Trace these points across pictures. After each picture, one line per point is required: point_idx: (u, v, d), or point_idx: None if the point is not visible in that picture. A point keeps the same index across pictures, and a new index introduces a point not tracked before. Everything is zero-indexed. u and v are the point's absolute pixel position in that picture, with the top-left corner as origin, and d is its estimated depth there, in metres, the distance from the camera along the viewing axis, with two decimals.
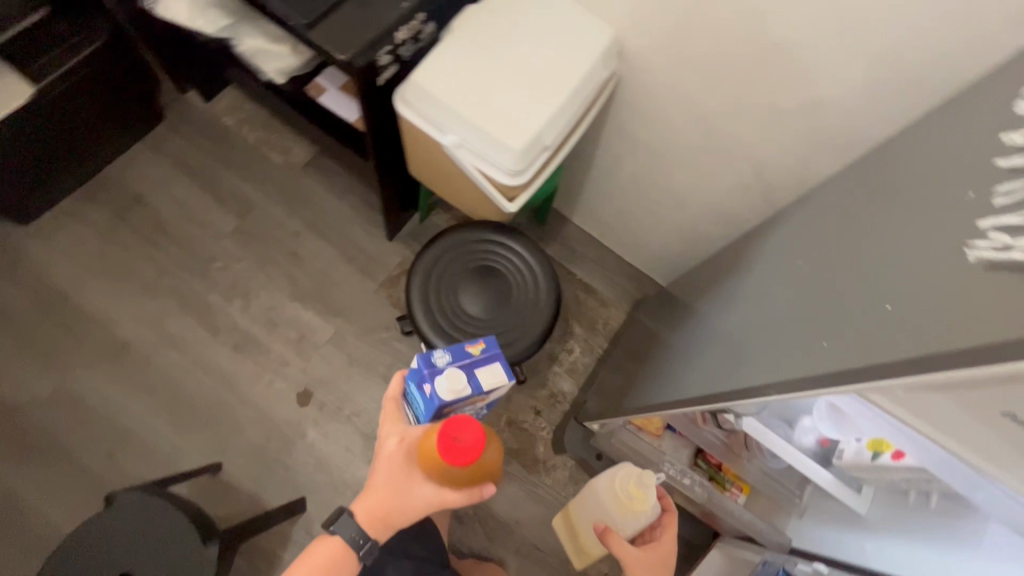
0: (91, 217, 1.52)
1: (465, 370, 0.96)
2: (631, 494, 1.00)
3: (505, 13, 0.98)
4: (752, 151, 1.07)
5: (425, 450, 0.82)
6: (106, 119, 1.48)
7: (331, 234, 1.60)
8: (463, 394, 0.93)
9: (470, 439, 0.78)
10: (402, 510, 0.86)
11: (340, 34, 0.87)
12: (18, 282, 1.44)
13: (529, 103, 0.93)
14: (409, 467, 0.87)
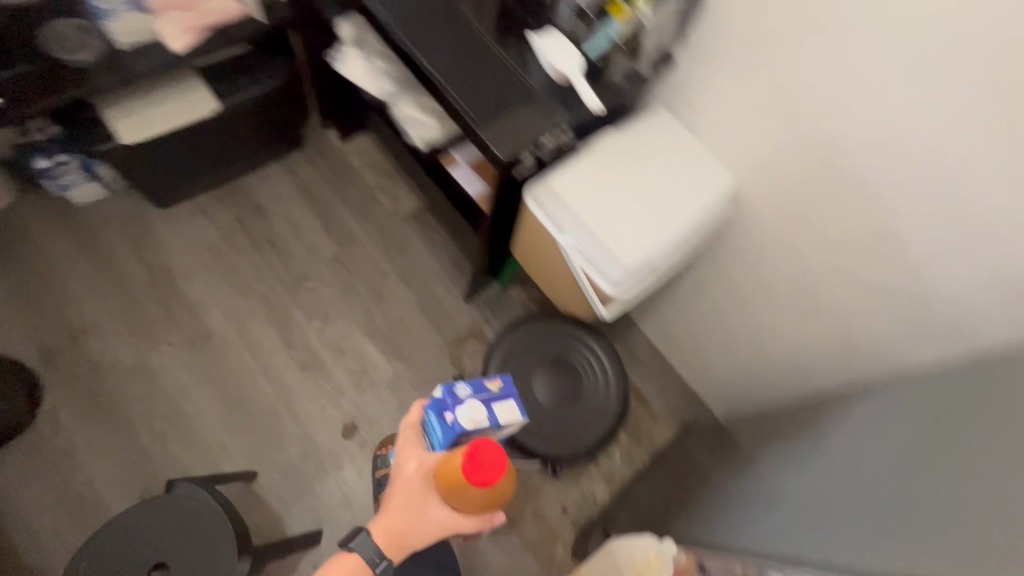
0: (217, 215, 1.69)
1: (485, 404, 0.98)
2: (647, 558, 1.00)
3: (641, 142, 1.07)
4: (845, 319, 1.10)
5: (446, 475, 0.85)
6: (257, 137, 1.65)
7: (415, 283, 1.70)
8: (482, 426, 0.95)
9: (494, 462, 0.80)
10: (417, 531, 0.87)
11: (502, 134, 0.96)
12: (139, 255, 1.59)
13: (649, 228, 1.00)
14: (427, 489, 0.89)
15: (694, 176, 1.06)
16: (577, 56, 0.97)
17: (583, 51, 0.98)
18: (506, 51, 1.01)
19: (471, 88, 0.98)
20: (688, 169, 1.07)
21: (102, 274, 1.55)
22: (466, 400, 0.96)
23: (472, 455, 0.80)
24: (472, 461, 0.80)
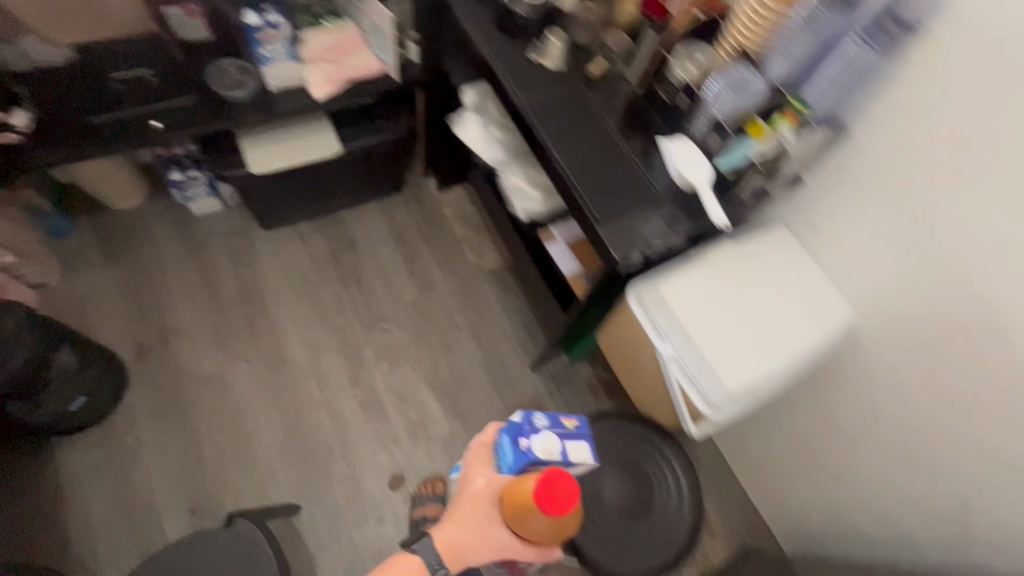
0: (313, 243, 1.77)
1: (559, 438, 0.89)
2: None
3: (760, 258, 1.02)
4: (963, 490, 0.97)
5: (512, 502, 0.80)
6: (365, 178, 1.73)
7: (485, 342, 1.69)
8: (553, 460, 0.86)
9: (562, 498, 0.76)
10: (478, 551, 0.84)
11: (618, 235, 0.94)
12: (237, 270, 1.67)
13: (757, 355, 0.94)
14: (492, 509, 0.86)
15: (813, 307, 0.99)
16: (709, 172, 0.96)
17: (715, 167, 0.97)
18: (633, 153, 1.02)
19: (596, 183, 0.97)
20: (806, 297, 1.00)
21: (201, 283, 1.64)
22: (541, 431, 0.87)
23: (540, 485, 0.76)
24: (539, 490, 0.76)
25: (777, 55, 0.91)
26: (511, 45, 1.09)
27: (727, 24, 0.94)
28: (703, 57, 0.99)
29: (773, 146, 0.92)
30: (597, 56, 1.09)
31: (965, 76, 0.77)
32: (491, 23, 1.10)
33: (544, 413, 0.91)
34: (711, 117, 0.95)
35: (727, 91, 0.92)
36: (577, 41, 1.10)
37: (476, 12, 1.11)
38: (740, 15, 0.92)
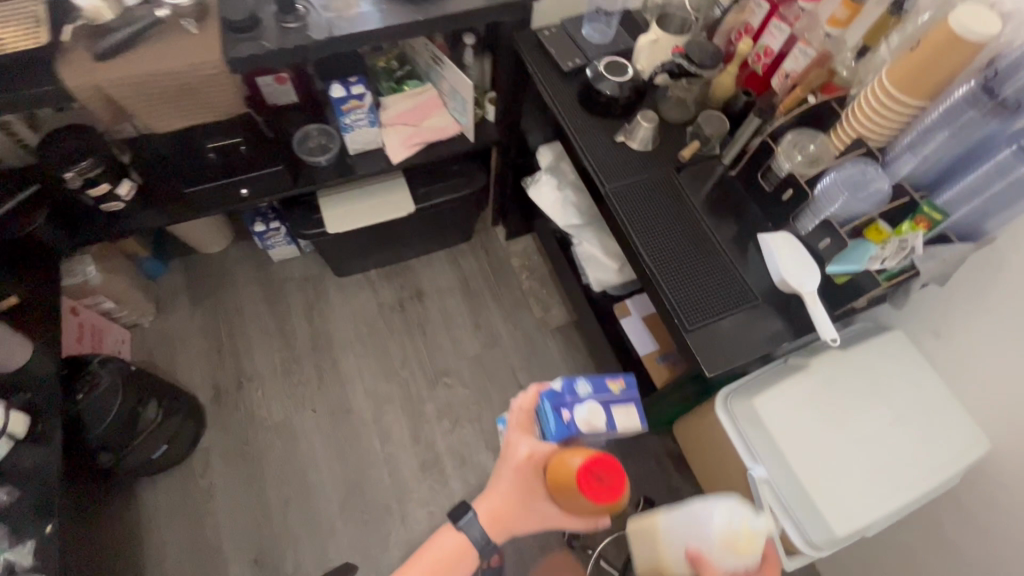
0: (381, 291, 1.79)
1: (604, 405, 0.89)
2: (737, 530, 0.69)
3: (869, 372, 0.90)
4: None
5: (559, 484, 0.73)
6: (434, 230, 1.74)
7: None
8: (601, 427, 0.86)
9: (611, 482, 0.71)
10: (526, 523, 0.78)
11: (712, 348, 0.86)
12: (308, 318, 1.72)
13: (869, 491, 0.82)
14: (537, 483, 0.78)
15: (939, 431, 0.86)
16: (814, 273, 0.85)
17: (824, 269, 0.86)
18: (726, 248, 0.93)
19: (683, 284, 0.90)
20: (931, 419, 0.87)
21: (275, 329, 1.69)
22: (585, 400, 0.87)
23: (586, 470, 0.70)
24: (586, 479, 0.70)
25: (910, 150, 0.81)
26: (597, 124, 1.03)
27: (845, 112, 0.86)
28: (816, 146, 0.89)
29: (898, 256, 0.79)
30: (691, 135, 1.01)
31: None
32: (576, 100, 1.06)
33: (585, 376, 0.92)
34: (822, 217, 0.87)
35: (840, 188, 0.83)
36: (669, 119, 1.03)
37: (562, 86, 1.07)
38: (861, 106, 0.83)
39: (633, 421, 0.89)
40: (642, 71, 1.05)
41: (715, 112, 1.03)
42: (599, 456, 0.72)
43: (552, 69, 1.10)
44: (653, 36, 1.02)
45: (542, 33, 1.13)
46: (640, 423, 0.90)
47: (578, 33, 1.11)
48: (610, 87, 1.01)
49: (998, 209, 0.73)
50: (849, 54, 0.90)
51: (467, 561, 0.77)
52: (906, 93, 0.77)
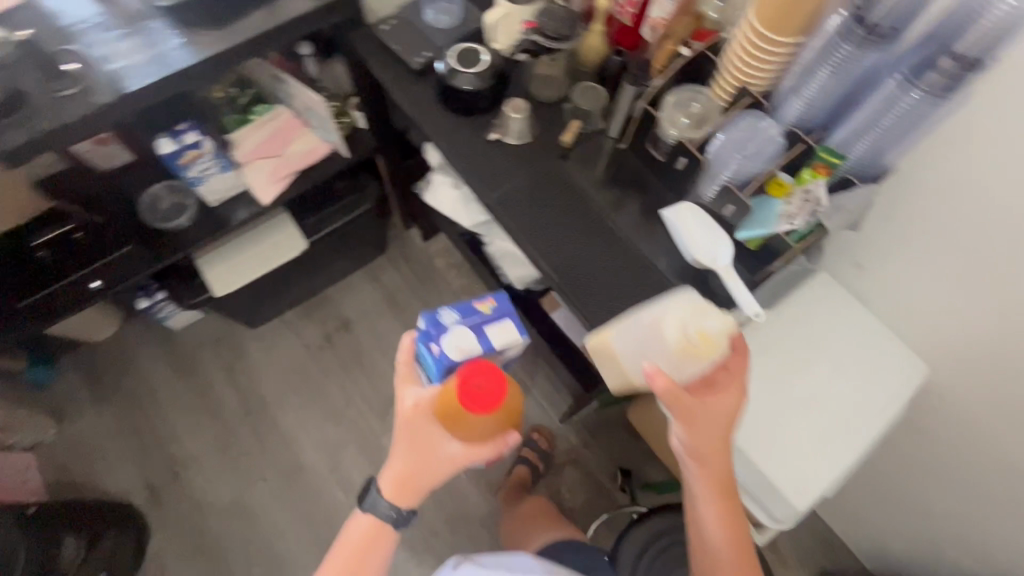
0: (305, 331, 1.65)
1: (476, 330, 0.81)
2: (695, 340, 0.66)
3: (803, 331, 0.86)
4: None
5: (446, 413, 0.72)
6: (343, 254, 1.59)
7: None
8: (478, 351, 0.79)
9: (492, 385, 0.68)
10: (431, 473, 0.76)
11: None
12: (232, 382, 1.57)
13: (822, 455, 0.80)
14: (428, 427, 0.74)
15: (876, 370, 0.85)
16: (725, 246, 0.78)
17: (734, 237, 0.79)
18: (632, 235, 0.86)
19: (594, 289, 0.83)
20: (866, 360, 0.85)
21: (199, 404, 1.54)
22: (452, 329, 0.80)
23: (463, 381, 0.68)
24: (466, 391, 0.68)
25: (794, 94, 0.73)
26: (466, 125, 0.91)
27: (722, 61, 0.77)
28: (700, 103, 0.80)
29: (805, 215, 0.73)
30: (570, 113, 0.91)
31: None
32: (438, 102, 0.93)
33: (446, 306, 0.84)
34: (719, 181, 0.80)
35: (730, 151, 0.77)
36: (541, 99, 0.92)
37: (418, 89, 0.94)
38: (735, 53, 0.74)
39: (511, 335, 0.82)
40: (502, 49, 0.92)
41: (591, 81, 0.92)
42: (474, 363, 0.70)
43: (402, 70, 0.96)
44: (503, 8, 0.89)
45: (381, 28, 0.97)
46: (519, 335, 0.83)
47: (422, 20, 0.96)
48: (468, 78, 0.88)
49: (892, 142, 0.67)
50: None
51: (386, 533, 0.80)
52: (779, 34, 0.68)
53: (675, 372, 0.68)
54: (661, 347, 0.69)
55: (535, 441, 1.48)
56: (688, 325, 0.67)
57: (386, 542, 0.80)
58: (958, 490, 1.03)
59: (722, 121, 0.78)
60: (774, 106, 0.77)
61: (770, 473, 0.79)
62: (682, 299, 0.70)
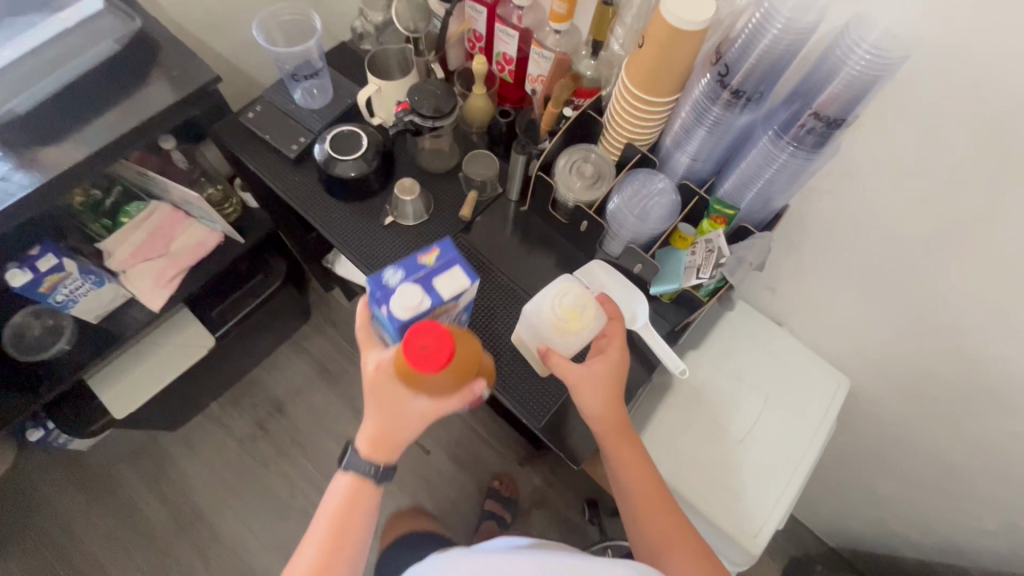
0: (235, 423, 1.53)
1: (422, 285, 0.64)
2: (562, 315, 0.69)
3: (731, 368, 0.87)
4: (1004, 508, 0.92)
5: (402, 367, 0.60)
6: (264, 335, 1.48)
7: (462, 454, 1.52)
8: (426, 307, 0.63)
9: (440, 343, 0.58)
10: (400, 436, 0.64)
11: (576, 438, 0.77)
12: (161, 496, 1.43)
13: (767, 493, 0.81)
14: (389, 387, 0.63)
15: (804, 392, 0.86)
16: (639, 304, 0.77)
17: (648, 292, 0.78)
18: None
19: (516, 371, 0.78)
20: (793, 384, 0.86)
21: (125, 529, 1.40)
22: (399, 289, 0.63)
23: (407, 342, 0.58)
24: (411, 355, 0.57)
25: (677, 149, 0.73)
26: (356, 211, 0.86)
27: (606, 119, 0.76)
28: (592, 165, 0.78)
29: (712, 268, 0.71)
30: (464, 183, 0.87)
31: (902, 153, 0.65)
32: (322, 190, 0.87)
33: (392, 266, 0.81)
34: (622, 239, 0.78)
35: (626, 212, 0.74)
36: (433, 172, 0.88)
37: (298, 179, 0.87)
38: (617, 111, 0.74)
39: (465, 283, 0.66)
40: (383, 122, 0.87)
41: (483, 150, 0.88)
42: (419, 322, 0.58)
43: (277, 159, 0.88)
44: (374, 85, 0.83)
45: (247, 117, 0.90)
46: (474, 283, 0.67)
47: (292, 102, 0.90)
48: (347, 164, 0.82)
49: (774, 192, 0.68)
50: (586, 51, 0.80)
51: (365, 502, 0.66)
52: (653, 96, 0.68)
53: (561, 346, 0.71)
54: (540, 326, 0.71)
55: (498, 489, 1.46)
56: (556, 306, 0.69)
57: (369, 513, 0.67)
58: (895, 474, 1.08)
59: (616, 181, 0.76)
60: (663, 158, 0.76)
61: (720, 523, 0.79)
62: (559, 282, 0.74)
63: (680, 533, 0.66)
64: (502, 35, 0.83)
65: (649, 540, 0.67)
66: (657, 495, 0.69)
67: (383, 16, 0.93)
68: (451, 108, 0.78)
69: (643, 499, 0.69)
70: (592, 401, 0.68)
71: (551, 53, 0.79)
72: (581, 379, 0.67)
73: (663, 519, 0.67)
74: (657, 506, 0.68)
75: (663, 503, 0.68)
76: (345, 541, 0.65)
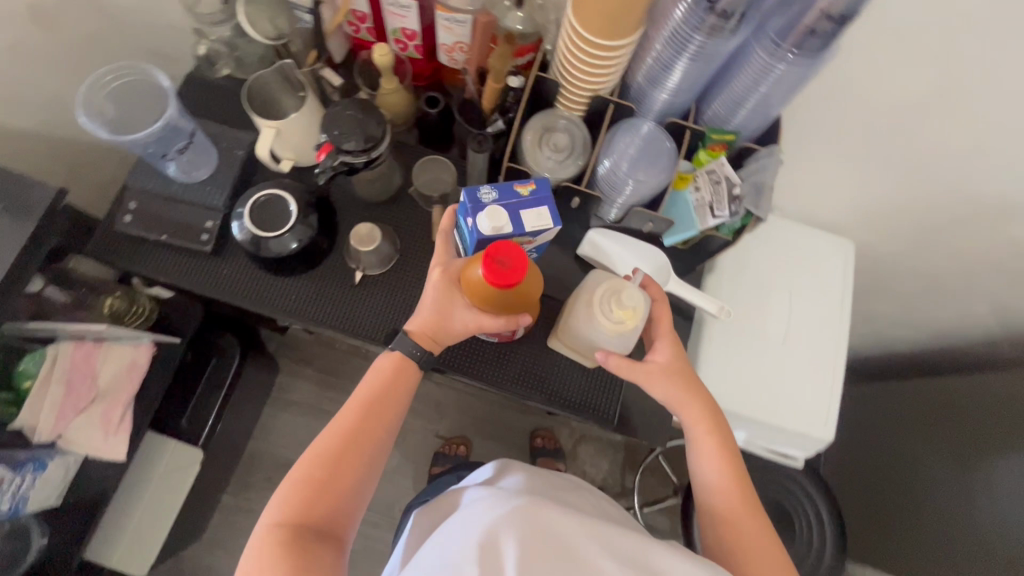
0: (257, 503, 1.41)
1: (509, 211, 0.57)
2: (617, 317, 0.59)
3: (751, 276, 0.86)
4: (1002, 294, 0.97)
5: (471, 278, 0.56)
6: (245, 409, 1.33)
7: (491, 428, 1.44)
8: (505, 235, 0.56)
9: (516, 264, 0.51)
10: (441, 336, 0.61)
11: (648, 421, 0.75)
12: None
13: (819, 380, 0.84)
14: (453, 287, 0.60)
15: (817, 273, 0.87)
16: (663, 263, 0.71)
17: (663, 246, 0.73)
18: (565, 293, 0.75)
19: (566, 380, 0.72)
20: (807, 269, 0.87)
21: None
22: (487, 205, 0.56)
23: (485, 257, 0.51)
24: (483, 266, 0.51)
25: (653, 88, 0.63)
26: (316, 281, 0.72)
27: (560, 74, 0.65)
28: (564, 133, 0.67)
29: (727, 205, 0.65)
30: (421, 201, 0.75)
31: (881, 22, 0.57)
32: (263, 275, 0.71)
33: (391, 293, 0.72)
34: (620, 203, 0.70)
35: (623, 176, 0.65)
36: (377, 201, 0.74)
37: (229, 272, 0.71)
38: (571, 64, 0.62)
39: (549, 228, 0.57)
40: (295, 162, 0.71)
41: (427, 152, 0.76)
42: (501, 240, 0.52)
43: (190, 260, 0.71)
44: (269, 128, 0.65)
45: (124, 222, 0.70)
46: (559, 227, 0.58)
47: (171, 180, 0.71)
48: (282, 238, 0.67)
49: (773, 103, 0.60)
50: (507, 0, 0.64)
51: (407, 384, 0.62)
52: (619, 39, 0.57)
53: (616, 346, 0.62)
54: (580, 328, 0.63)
55: (542, 446, 1.39)
56: (599, 306, 0.60)
57: (408, 395, 0.62)
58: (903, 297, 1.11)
59: (600, 143, 0.67)
60: (637, 98, 0.67)
61: (788, 424, 0.83)
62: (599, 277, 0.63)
63: (775, 549, 0.55)
64: (395, 9, 0.66)
65: (739, 548, 0.56)
66: (749, 500, 0.58)
67: (230, 28, 0.72)
68: (382, 130, 0.63)
69: (728, 504, 0.58)
70: (665, 395, 0.60)
71: (465, 14, 0.63)
72: (641, 376, 0.60)
73: (757, 526, 0.56)
74: (749, 510, 0.57)
75: (757, 510, 0.58)
76: (384, 410, 0.60)
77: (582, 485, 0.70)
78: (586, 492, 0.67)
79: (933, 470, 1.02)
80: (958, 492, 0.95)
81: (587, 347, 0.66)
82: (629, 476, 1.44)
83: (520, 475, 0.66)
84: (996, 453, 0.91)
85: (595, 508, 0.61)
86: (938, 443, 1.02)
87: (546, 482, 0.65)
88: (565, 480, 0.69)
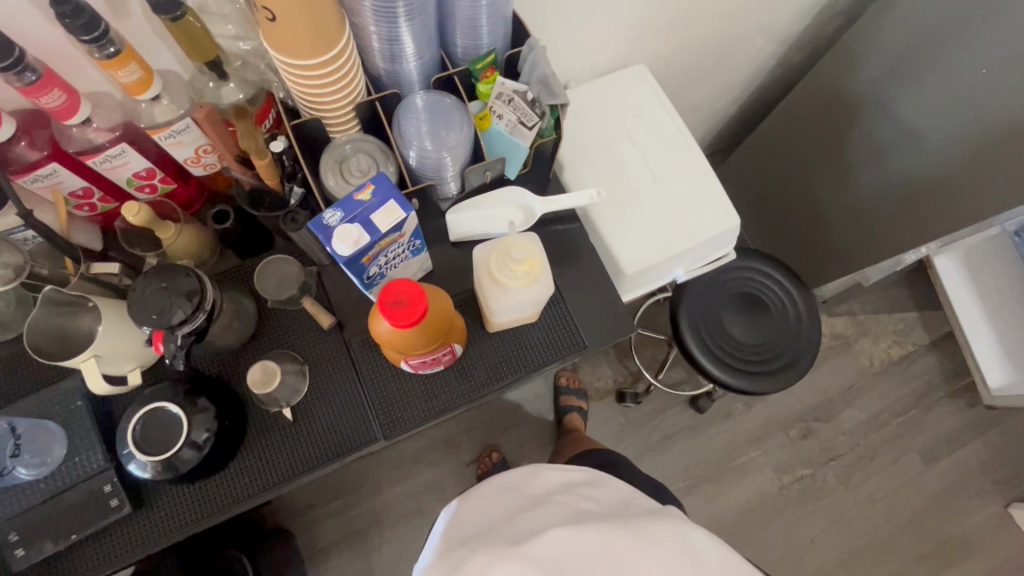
0: None
1: (360, 221, 0.53)
2: (517, 274, 0.60)
3: (596, 147, 0.90)
4: (771, 28, 1.08)
5: (384, 331, 0.53)
6: None
7: (505, 418, 1.44)
8: (367, 245, 0.53)
9: (412, 298, 0.50)
10: None
11: (607, 322, 0.74)
12: None
13: (699, 184, 0.90)
14: None
15: (638, 109, 0.92)
16: (519, 193, 0.73)
17: (510, 178, 0.74)
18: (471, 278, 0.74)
19: (526, 347, 0.72)
20: (630, 112, 0.92)
21: None
22: (336, 227, 0.52)
23: (381, 303, 0.49)
24: (383, 313, 0.49)
25: (400, 65, 0.61)
26: (257, 449, 0.66)
27: (309, 110, 0.61)
28: (358, 155, 0.64)
29: (532, 112, 0.67)
30: (286, 305, 0.70)
31: None
32: (200, 487, 0.64)
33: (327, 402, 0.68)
34: (450, 176, 0.68)
35: (433, 154, 0.63)
36: (248, 336, 0.68)
37: (166, 511, 0.63)
38: (308, 98, 0.58)
39: (404, 217, 0.54)
40: (138, 368, 0.64)
41: (255, 263, 0.71)
42: (390, 281, 0.51)
43: (119, 533, 0.62)
44: (84, 356, 0.57)
45: (20, 559, 0.59)
46: (412, 212, 0.55)
47: (31, 486, 0.60)
48: (189, 443, 0.60)
49: (501, 9, 0.61)
50: (211, 81, 0.59)
51: None
52: (330, 50, 0.53)
53: (530, 303, 0.63)
54: (498, 309, 0.63)
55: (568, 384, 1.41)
56: (502, 274, 0.61)
57: None
58: (722, 77, 1.18)
59: (393, 139, 0.64)
60: (392, 81, 0.65)
61: (703, 234, 0.89)
62: (488, 249, 0.64)
63: None
64: (108, 163, 0.58)
65: None
66: None
67: None
68: (195, 278, 0.58)
69: None
70: None
71: (180, 121, 0.57)
72: None
73: None
74: None
75: None
76: None
77: (515, 484, 0.72)
78: (524, 491, 0.70)
79: (816, 183, 1.16)
80: (840, 186, 1.10)
81: (505, 320, 0.66)
82: (634, 364, 1.50)
83: (481, 505, 0.69)
84: (848, 136, 1.05)
85: (542, 502, 0.67)
86: (806, 162, 1.16)
87: (503, 502, 0.68)
88: (527, 488, 0.71)
